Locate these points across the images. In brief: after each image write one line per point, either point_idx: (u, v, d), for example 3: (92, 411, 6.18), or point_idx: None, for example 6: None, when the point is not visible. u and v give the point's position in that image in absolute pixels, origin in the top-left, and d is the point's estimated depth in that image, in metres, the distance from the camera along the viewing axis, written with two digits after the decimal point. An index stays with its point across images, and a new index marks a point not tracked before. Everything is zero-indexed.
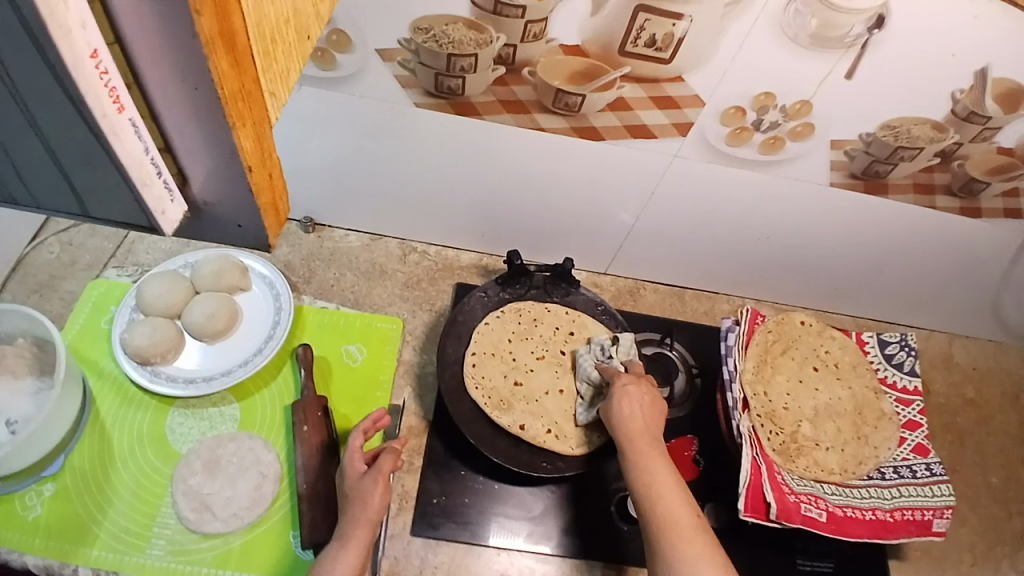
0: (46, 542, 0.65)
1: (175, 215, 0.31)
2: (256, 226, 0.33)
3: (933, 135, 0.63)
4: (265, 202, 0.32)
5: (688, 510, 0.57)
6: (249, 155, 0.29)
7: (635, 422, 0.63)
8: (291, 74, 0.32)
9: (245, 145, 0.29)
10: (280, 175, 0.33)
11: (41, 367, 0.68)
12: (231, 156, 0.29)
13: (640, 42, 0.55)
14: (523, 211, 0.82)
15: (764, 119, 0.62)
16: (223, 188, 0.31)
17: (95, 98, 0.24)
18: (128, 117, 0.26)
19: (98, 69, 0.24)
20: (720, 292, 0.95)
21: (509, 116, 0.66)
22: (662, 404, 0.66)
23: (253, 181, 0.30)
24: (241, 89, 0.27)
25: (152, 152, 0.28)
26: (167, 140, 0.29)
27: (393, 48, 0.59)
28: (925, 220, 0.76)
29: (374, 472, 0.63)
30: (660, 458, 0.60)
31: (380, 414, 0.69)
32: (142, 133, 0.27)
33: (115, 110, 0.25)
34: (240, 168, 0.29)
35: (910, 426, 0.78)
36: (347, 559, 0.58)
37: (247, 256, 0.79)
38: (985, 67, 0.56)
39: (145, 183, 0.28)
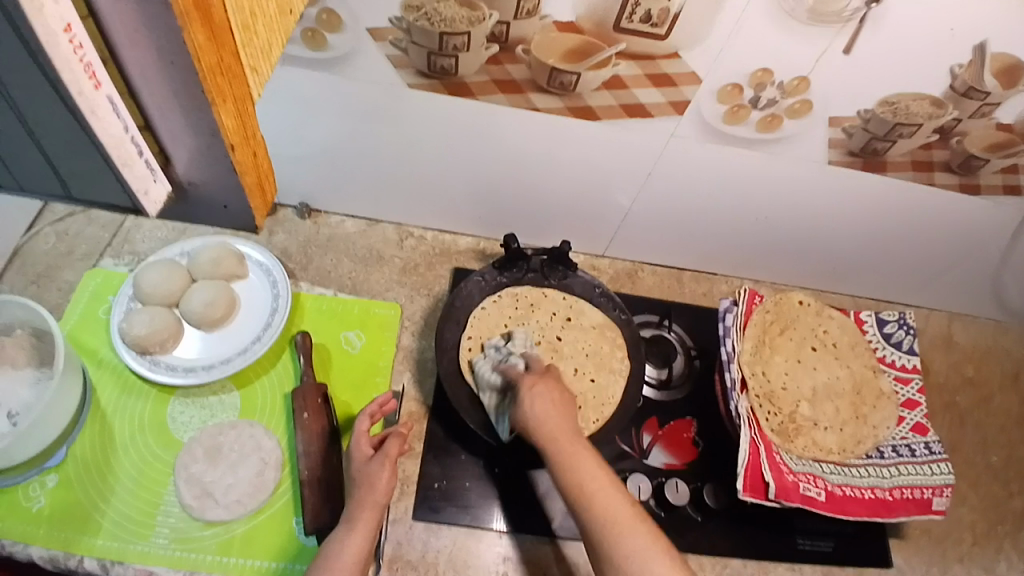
0: (50, 531, 0.65)
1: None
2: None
3: (933, 111, 0.62)
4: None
5: (625, 501, 0.56)
6: None
7: (551, 420, 0.60)
8: (272, 52, 0.63)
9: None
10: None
11: (41, 358, 0.69)
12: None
13: (635, 17, 0.55)
14: (520, 195, 0.82)
15: (762, 96, 0.61)
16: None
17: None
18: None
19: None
20: (718, 273, 0.95)
21: (504, 96, 0.65)
22: (571, 399, 0.63)
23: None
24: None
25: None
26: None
27: (384, 28, 0.58)
28: (923, 199, 0.75)
29: (381, 456, 0.63)
30: (588, 455, 0.58)
31: (386, 398, 0.69)
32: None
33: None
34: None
35: (909, 405, 0.78)
36: (354, 543, 0.58)
37: (243, 244, 0.79)
38: (984, 40, 0.55)
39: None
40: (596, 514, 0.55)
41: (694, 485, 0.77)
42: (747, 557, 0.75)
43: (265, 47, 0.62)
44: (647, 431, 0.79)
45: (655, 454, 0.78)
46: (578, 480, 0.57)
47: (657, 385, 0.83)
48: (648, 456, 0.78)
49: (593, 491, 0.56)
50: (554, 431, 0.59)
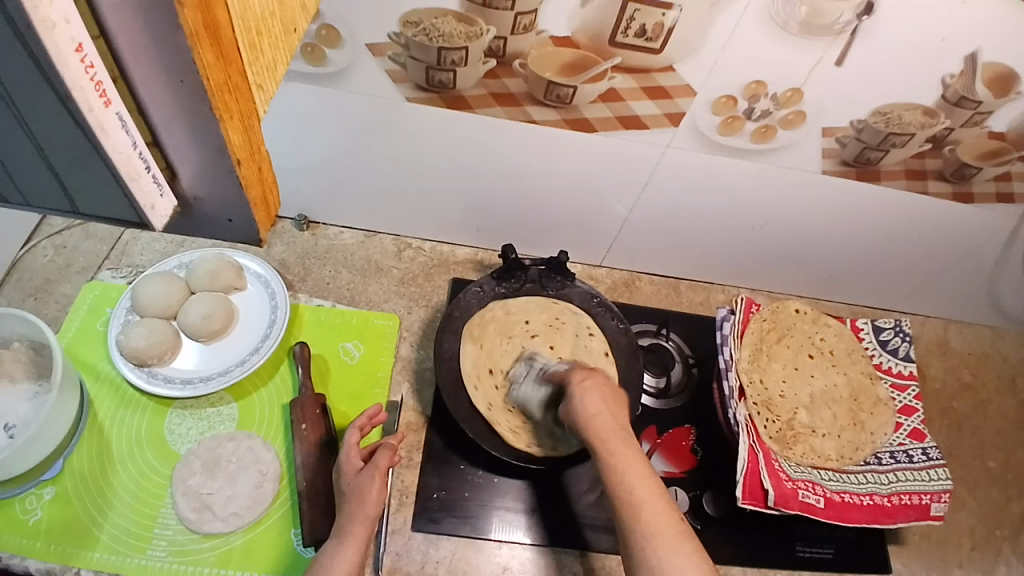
0: (47, 545, 0.65)
1: (164, 208, 0.40)
2: (239, 200, 0.41)
3: (925, 121, 0.63)
4: (257, 196, 0.47)
5: (669, 511, 0.52)
6: (238, 144, 0.39)
7: (600, 420, 0.58)
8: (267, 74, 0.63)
9: (233, 136, 0.38)
10: (268, 171, 0.49)
11: (39, 371, 0.68)
12: (210, 131, 0.37)
13: (630, 32, 0.55)
14: (518, 206, 0.82)
15: (756, 107, 0.62)
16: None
17: (80, 90, 0.31)
18: (114, 111, 0.34)
19: (83, 61, 0.31)
20: (715, 282, 0.96)
21: (501, 109, 0.66)
22: (625, 401, 0.61)
23: (240, 175, 0.41)
24: (226, 81, 0.36)
25: (139, 147, 0.36)
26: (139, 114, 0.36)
27: (383, 43, 0.59)
28: (917, 207, 0.76)
29: (371, 468, 0.63)
30: (639, 461, 0.54)
31: (375, 410, 0.69)
32: (128, 129, 0.35)
33: (101, 104, 0.33)
34: (226, 159, 0.39)
35: (906, 410, 0.78)
36: (346, 555, 0.58)
37: (242, 256, 0.79)
38: (975, 51, 0.56)
39: (135, 179, 0.37)
40: (641, 519, 0.51)
41: (693, 493, 0.77)
42: (747, 564, 0.75)
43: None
44: (647, 439, 0.79)
45: (655, 461, 0.78)
46: (628, 486, 0.53)
47: (655, 393, 0.83)
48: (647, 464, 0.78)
49: (642, 500, 0.52)
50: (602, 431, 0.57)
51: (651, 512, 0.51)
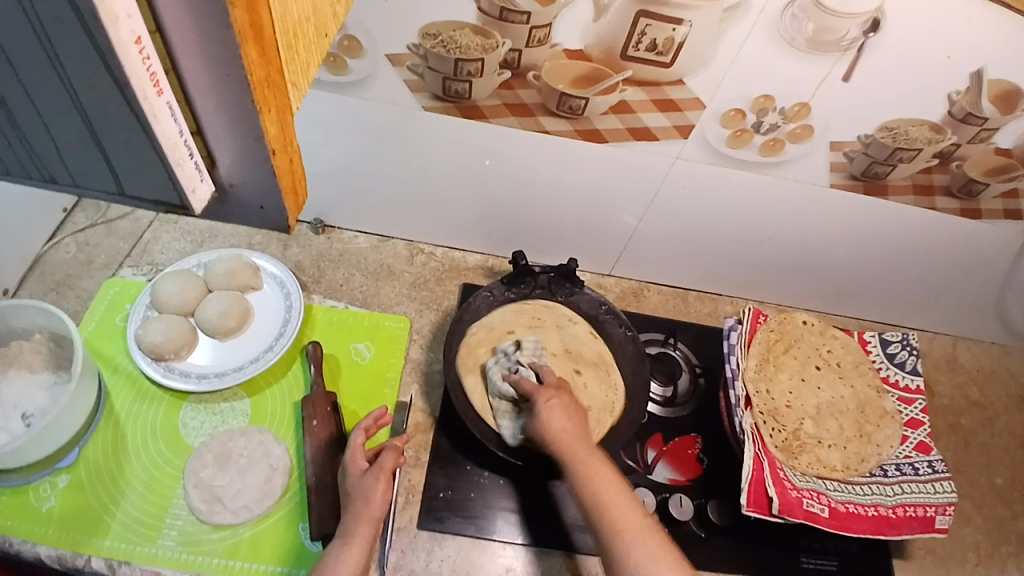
0: (59, 532, 0.66)
1: (205, 194, 0.30)
2: (278, 209, 0.32)
3: (932, 137, 0.64)
4: (287, 185, 0.31)
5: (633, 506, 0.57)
6: (274, 139, 0.29)
7: (566, 431, 0.63)
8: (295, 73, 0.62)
9: (270, 130, 0.28)
10: (297, 161, 0.33)
11: (57, 363, 0.71)
12: (256, 142, 0.28)
13: (641, 46, 0.57)
14: (529, 214, 0.84)
15: (764, 120, 0.64)
16: (248, 172, 0.30)
17: (138, 79, 0.24)
18: (165, 100, 0.26)
19: (141, 54, 0.24)
20: (723, 293, 0.96)
21: (514, 118, 0.67)
22: (583, 415, 0.65)
23: (275, 164, 0.30)
24: (266, 76, 0.27)
25: (185, 134, 0.27)
26: (198, 123, 0.28)
27: (402, 53, 0.61)
28: (925, 222, 0.77)
29: (376, 469, 0.64)
30: (602, 465, 0.60)
31: (381, 412, 0.70)
32: (176, 115, 0.27)
33: (155, 92, 0.25)
34: (265, 152, 0.29)
35: (912, 423, 0.78)
36: (352, 554, 0.59)
37: (259, 257, 0.81)
38: (981, 68, 0.57)
39: (177, 163, 0.27)
40: (606, 516, 0.56)
41: (697, 501, 0.77)
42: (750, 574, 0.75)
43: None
44: (651, 447, 0.80)
45: (660, 469, 0.79)
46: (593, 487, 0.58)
47: (661, 401, 0.84)
48: (652, 471, 0.78)
49: (606, 500, 0.57)
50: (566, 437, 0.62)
51: (616, 511, 0.56)
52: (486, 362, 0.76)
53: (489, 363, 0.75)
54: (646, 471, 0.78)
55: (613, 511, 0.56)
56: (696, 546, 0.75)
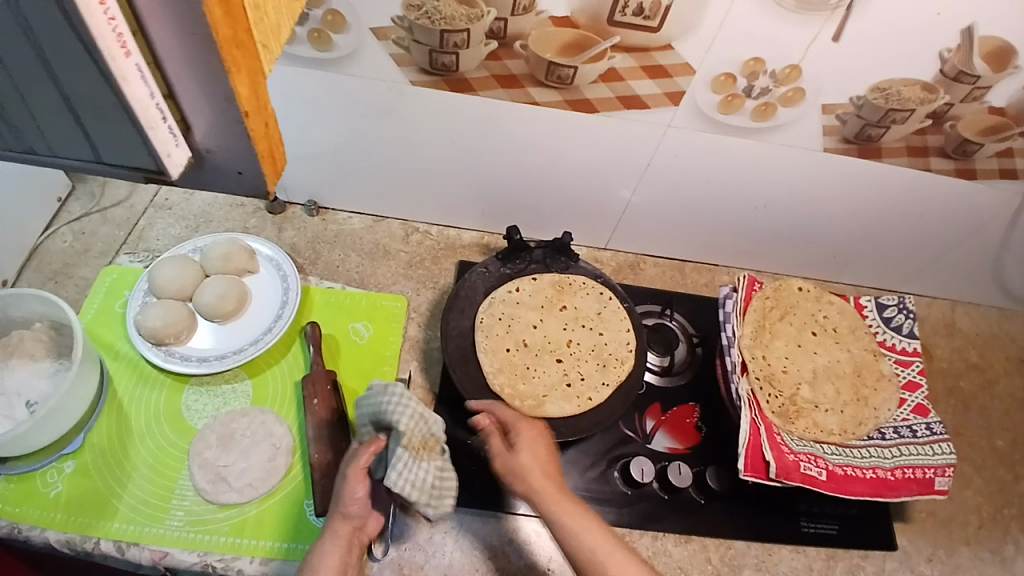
0: (67, 516, 0.67)
1: (180, 160, 0.29)
2: (256, 173, 0.31)
3: (924, 96, 0.64)
4: (263, 150, 0.30)
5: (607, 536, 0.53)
6: (246, 101, 0.28)
7: (541, 471, 0.58)
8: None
9: (241, 91, 0.27)
10: (275, 123, 0.31)
11: (59, 350, 0.72)
12: (227, 103, 0.27)
13: (628, 11, 0.56)
14: (523, 189, 0.84)
15: (755, 85, 0.63)
16: (224, 138, 0.29)
17: (103, 40, 0.23)
18: (134, 61, 0.25)
19: (106, 15, 0.23)
20: (720, 263, 0.96)
21: (503, 90, 0.67)
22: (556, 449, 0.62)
23: (249, 126, 0.28)
24: (235, 35, 0.26)
25: (157, 98, 0.27)
26: (170, 87, 0.27)
27: (387, 27, 0.60)
28: (920, 185, 0.76)
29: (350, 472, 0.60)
30: (583, 511, 0.55)
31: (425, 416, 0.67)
32: (147, 78, 0.26)
33: (122, 54, 0.24)
34: (237, 114, 0.28)
35: (910, 386, 0.78)
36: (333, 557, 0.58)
37: (255, 240, 0.81)
38: (971, 24, 0.56)
39: (150, 126, 0.27)
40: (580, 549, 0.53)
41: (697, 469, 0.78)
42: (752, 540, 0.75)
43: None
44: (650, 416, 0.81)
45: (658, 438, 0.79)
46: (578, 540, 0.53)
47: (658, 371, 0.84)
48: (651, 440, 0.79)
49: (595, 553, 0.52)
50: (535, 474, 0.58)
51: (605, 566, 0.51)
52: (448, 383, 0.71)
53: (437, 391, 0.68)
54: (646, 440, 0.79)
55: (612, 571, 0.51)
56: (696, 512, 0.76)
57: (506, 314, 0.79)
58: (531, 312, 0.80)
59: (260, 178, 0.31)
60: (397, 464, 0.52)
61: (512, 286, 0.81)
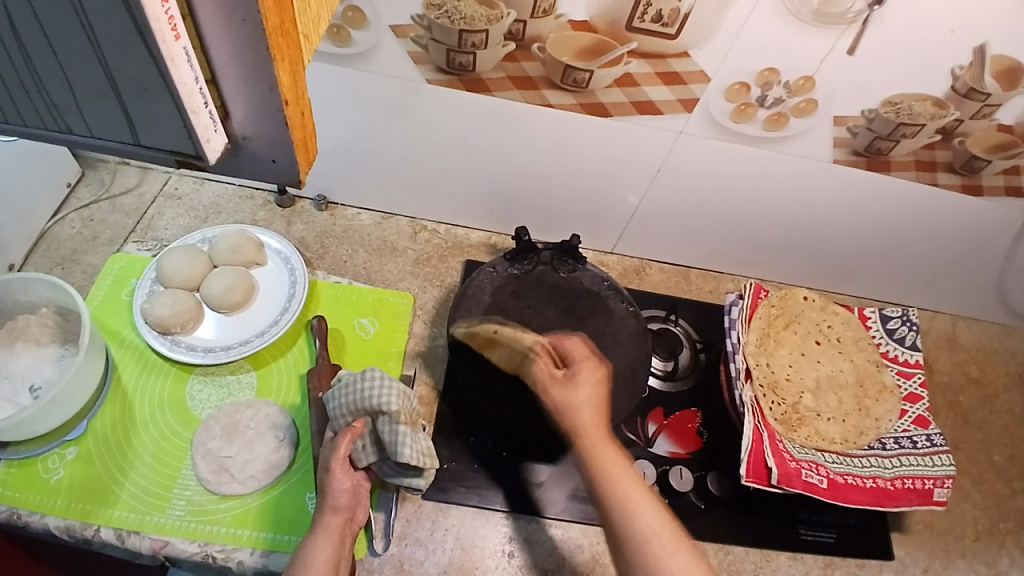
0: (67, 503, 0.67)
1: (219, 145, 0.28)
2: (289, 160, 0.29)
3: (935, 112, 0.64)
4: (297, 139, 0.29)
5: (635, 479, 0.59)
6: (287, 89, 0.27)
7: (587, 413, 0.63)
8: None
9: (282, 79, 0.26)
10: (309, 115, 0.31)
11: (65, 337, 0.71)
12: (270, 92, 0.26)
13: (647, 17, 0.57)
14: (532, 190, 0.84)
15: (768, 95, 0.64)
16: (261, 124, 0.28)
17: (155, 21, 0.22)
18: (182, 45, 0.24)
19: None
20: (724, 271, 0.97)
21: (519, 92, 0.67)
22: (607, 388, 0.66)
23: (287, 116, 0.27)
24: (280, 25, 0.25)
25: (201, 82, 0.26)
26: (214, 72, 0.26)
27: (406, 25, 0.61)
28: (927, 199, 0.77)
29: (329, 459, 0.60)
30: (623, 459, 0.60)
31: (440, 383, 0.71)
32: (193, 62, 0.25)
33: (172, 36, 0.23)
34: (277, 103, 0.27)
35: (911, 398, 0.79)
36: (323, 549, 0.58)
37: (263, 232, 0.81)
38: (983, 44, 0.57)
39: (193, 111, 0.26)
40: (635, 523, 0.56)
41: (697, 474, 0.78)
42: (750, 546, 0.76)
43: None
44: (652, 420, 0.81)
45: (660, 442, 0.80)
46: (610, 478, 0.59)
47: (662, 376, 0.84)
48: (652, 443, 0.79)
49: (629, 496, 0.57)
50: (587, 423, 0.62)
51: (637, 504, 0.57)
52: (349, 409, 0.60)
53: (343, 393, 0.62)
54: (647, 444, 0.79)
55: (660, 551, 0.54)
56: (696, 517, 0.76)
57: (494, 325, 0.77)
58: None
59: (293, 168, 0.30)
60: (405, 441, 0.56)
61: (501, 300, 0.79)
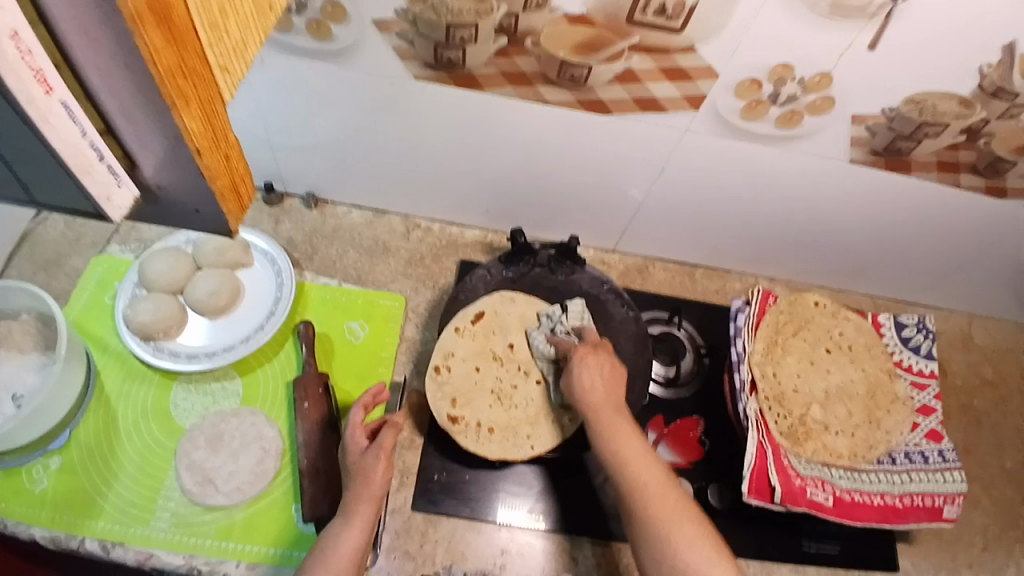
0: (52, 514, 0.66)
1: (123, 200, 0.31)
2: (214, 212, 0.33)
3: (961, 111, 0.59)
4: (223, 185, 0.32)
5: (672, 495, 0.59)
6: (195, 135, 0.29)
7: (595, 393, 0.65)
8: (250, 50, 0.34)
9: (189, 125, 0.28)
10: (235, 156, 0.34)
11: (46, 343, 0.69)
12: (175, 139, 0.28)
13: (649, 10, 0.52)
14: (529, 187, 0.80)
15: (781, 91, 0.59)
16: (173, 176, 0.31)
17: (16, 80, 0.25)
18: (57, 98, 0.26)
19: (19, 48, 0.24)
20: (731, 270, 0.93)
21: (512, 88, 0.63)
22: (621, 372, 0.67)
23: (201, 164, 0.30)
24: (179, 65, 0.27)
25: (91, 134, 0.28)
26: (105, 121, 0.28)
27: (389, 19, 0.56)
28: (947, 200, 0.72)
29: (376, 447, 0.62)
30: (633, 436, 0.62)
31: (380, 388, 0.68)
32: (77, 118, 0.27)
33: (42, 91, 0.26)
34: (187, 150, 0.29)
35: (924, 410, 0.75)
36: (352, 535, 0.58)
37: (249, 232, 0.78)
38: (1013, 40, 0.52)
39: (84, 173, 0.29)
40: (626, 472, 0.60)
41: (698, 485, 0.76)
42: (750, 558, 0.74)
43: (242, 43, 0.33)
44: (652, 429, 0.78)
45: (660, 452, 0.77)
46: (614, 449, 0.61)
47: (663, 382, 0.82)
48: None
49: (642, 478, 0.59)
50: (595, 403, 0.64)
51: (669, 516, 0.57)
52: (530, 329, 0.74)
53: (533, 329, 0.74)
54: None
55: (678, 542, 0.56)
56: None
57: (473, 333, 0.74)
58: (503, 333, 0.74)
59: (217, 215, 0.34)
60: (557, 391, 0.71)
61: (477, 307, 0.75)
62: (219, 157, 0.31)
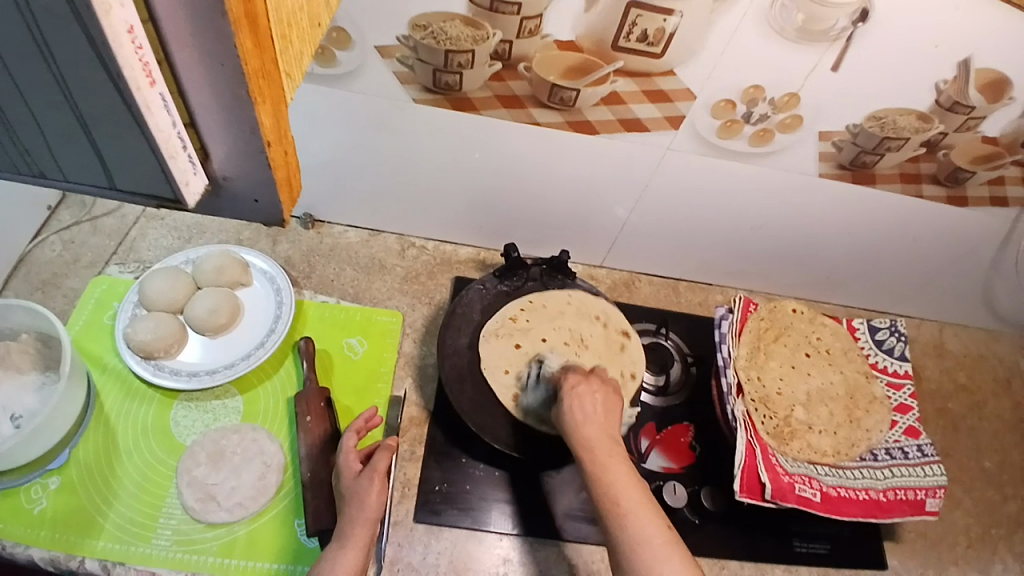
0: (51, 534, 0.65)
1: (197, 188, 0.31)
2: (273, 203, 0.32)
3: (920, 126, 0.65)
4: (282, 178, 0.32)
5: None
6: (268, 131, 0.29)
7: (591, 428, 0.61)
8: (304, 60, 0.33)
9: (264, 121, 0.28)
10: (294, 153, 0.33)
11: (46, 363, 0.70)
12: (251, 133, 0.29)
13: (632, 37, 0.57)
14: (521, 205, 0.84)
15: (754, 111, 0.64)
16: (243, 166, 0.30)
17: (130, 69, 0.25)
18: (158, 91, 0.26)
19: (134, 44, 0.24)
20: (714, 283, 0.97)
21: (506, 110, 0.67)
22: (618, 401, 0.65)
23: (270, 155, 0.30)
24: (260, 67, 0.27)
25: (179, 126, 0.28)
26: (191, 115, 0.28)
27: (391, 45, 0.60)
28: (913, 210, 0.77)
29: (369, 471, 0.63)
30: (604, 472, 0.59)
31: (370, 413, 0.70)
32: (170, 108, 0.27)
33: (147, 83, 0.26)
34: (259, 144, 0.29)
35: (901, 408, 0.79)
36: (348, 557, 0.58)
37: (249, 253, 0.80)
38: (968, 58, 0.57)
39: (171, 156, 0.28)
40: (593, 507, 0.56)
41: (691, 488, 0.78)
42: (743, 561, 0.76)
43: None
44: (645, 436, 0.81)
45: (653, 458, 0.79)
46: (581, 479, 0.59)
47: (653, 391, 0.84)
48: (646, 459, 0.79)
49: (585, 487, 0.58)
50: (591, 438, 0.60)
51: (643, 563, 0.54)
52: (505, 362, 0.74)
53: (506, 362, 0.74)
54: (641, 460, 0.79)
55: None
56: (691, 533, 0.76)
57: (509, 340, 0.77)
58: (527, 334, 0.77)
59: (275, 206, 0.33)
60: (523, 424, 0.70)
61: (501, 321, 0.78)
62: (280, 152, 0.31)
